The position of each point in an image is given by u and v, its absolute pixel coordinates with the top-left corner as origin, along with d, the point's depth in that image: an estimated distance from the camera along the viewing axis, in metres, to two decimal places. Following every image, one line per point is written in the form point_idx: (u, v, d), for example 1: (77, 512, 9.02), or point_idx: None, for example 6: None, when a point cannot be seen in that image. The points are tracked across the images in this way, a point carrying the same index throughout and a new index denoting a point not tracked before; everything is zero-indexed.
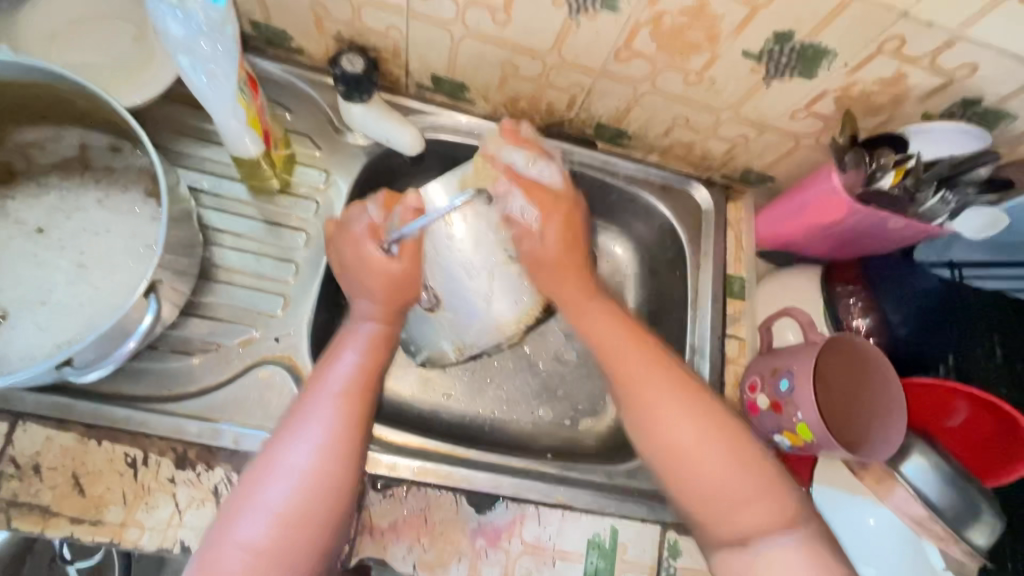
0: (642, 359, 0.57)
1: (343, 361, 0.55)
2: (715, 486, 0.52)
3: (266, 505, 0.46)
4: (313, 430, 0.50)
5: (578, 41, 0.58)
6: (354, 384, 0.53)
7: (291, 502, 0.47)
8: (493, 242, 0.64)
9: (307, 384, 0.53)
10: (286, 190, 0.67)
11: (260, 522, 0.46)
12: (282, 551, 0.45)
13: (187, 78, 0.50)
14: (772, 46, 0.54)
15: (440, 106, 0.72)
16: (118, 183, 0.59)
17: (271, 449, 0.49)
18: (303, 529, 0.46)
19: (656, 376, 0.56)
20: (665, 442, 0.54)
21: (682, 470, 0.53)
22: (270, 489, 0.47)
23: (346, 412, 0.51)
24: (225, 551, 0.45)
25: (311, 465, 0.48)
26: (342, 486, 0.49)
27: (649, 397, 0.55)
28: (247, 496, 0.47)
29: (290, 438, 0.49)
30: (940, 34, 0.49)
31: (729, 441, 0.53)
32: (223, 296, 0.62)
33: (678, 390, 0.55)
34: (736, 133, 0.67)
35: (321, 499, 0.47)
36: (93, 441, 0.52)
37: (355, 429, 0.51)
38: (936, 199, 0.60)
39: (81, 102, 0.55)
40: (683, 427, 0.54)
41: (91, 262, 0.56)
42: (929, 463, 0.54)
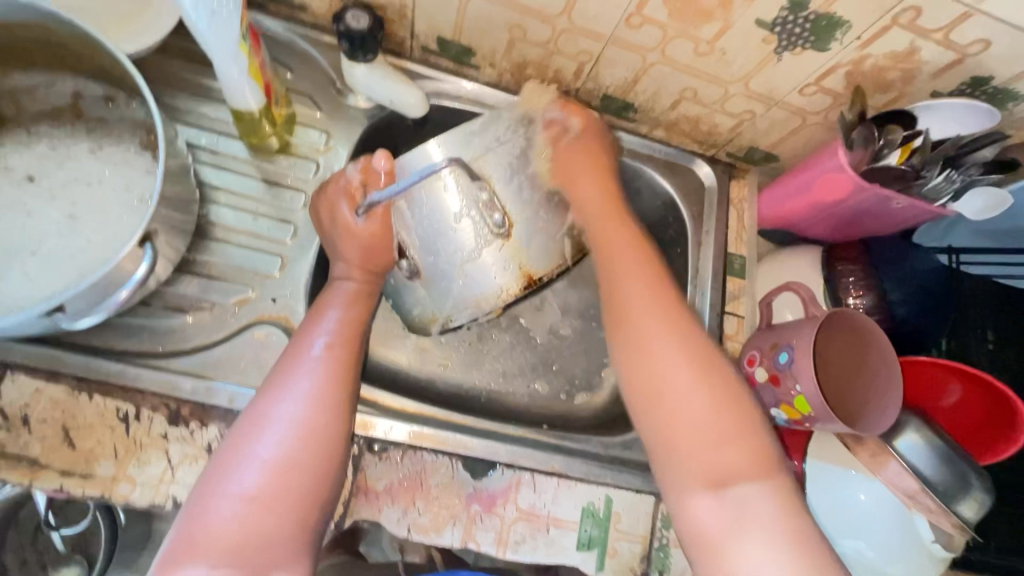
0: (638, 299, 0.57)
1: (328, 319, 0.55)
2: (694, 421, 0.51)
3: (259, 454, 0.46)
4: (301, 384, 0.50)
5: (589, 4, 0.57)
6: (341, 339, 0.54)
7: (283, 452, 0.47)
8: (479, 214, 0.54)
9: (292, 342, 0.53)
10: (285, 150, 0.66)
11: (253, 472, 0.45)
12: (277, 499, 0.45)
13: (189, 23, 0.48)
14: (786, 15, 0.54)
15: (445, 71, 0.71)
16: (112, 134, 0.57)
17: (259, 406, 0.49)
18: (298, 477, 0.46)
19: (651, 319, 0.56)
20: (654, 367, 0.54)
21: (661, 403, 0.52)
22: (260, 441, 0.47)
23: (334, 367, 0.52)
24: (215, 503, 0.44)
25: (300, 417, 0.48)
26: (333, 436, 0.49)
27: (646, 332, 0.55)
28: (235, 450, 0.46)
29: (280, 393, 0.49)
30: (957, 7, 0.49)
31: (713, 379, 0.53)
32: (219, 255, 0.60)
33: (673, 332, 0.55)
34: (743, 108, 0.67)
35: (314, 447, 0.48)
36: (84, 395, 0.51)
37: (343, 383, 0.52)
38: (941, 178, 0.60)
39: (74, 45, 0.53)
40: (674, 374, 0.53)
41: (83, 212, 0.55)
42: (922, 440, 0.55)
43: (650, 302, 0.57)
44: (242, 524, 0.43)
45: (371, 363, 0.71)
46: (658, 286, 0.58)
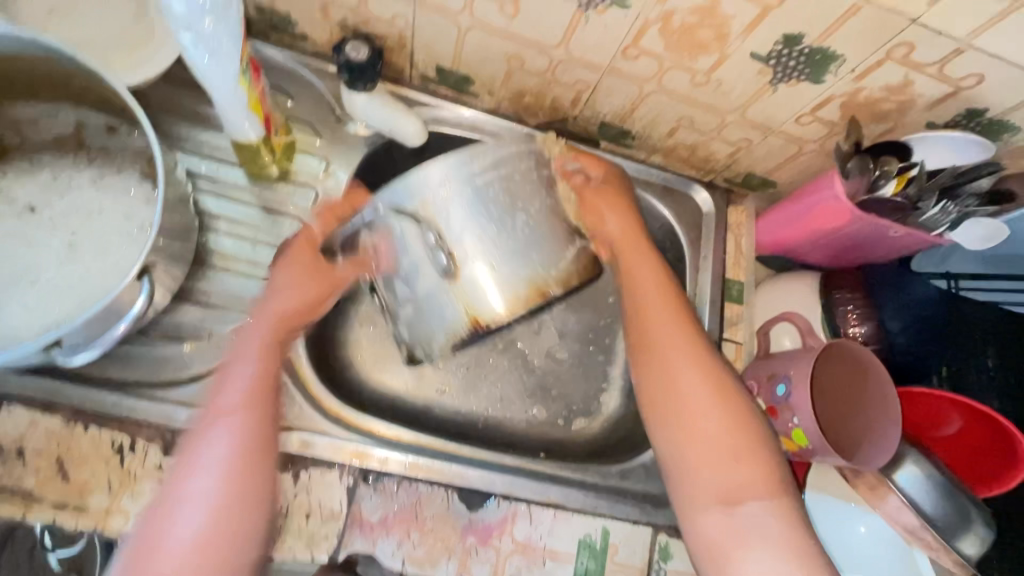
0: (659, 318, 0.59)
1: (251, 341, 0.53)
2: (711, 440, 0.53)
3: (197, 493, 0.46)
4: (214, 441, 0.48)
5: (586, 37, 0.58)
6: (264, 363, 0.52)
7: (207, 514, 0.46)
8: (428, 254, 0.52)
9: (221, 373, 0.52)
10: (285, 177, 0.66)
11: (181, 535, 0.45)
12: (205, 561, 0.45)
13: (186, 58, 0.48)
14: (780, 48, 0.54)
15: (444, 98, 0.71)
16: (113, 164, 0.58)
17: (176, 468, 0.47)
18: (225, 535, 0.46)
19: (672, 333, 0.58)
20: (677, 393, 0.55)
21: (680, 423, 0.54)
22: (182, 507, 0.46)
23: (248, 416, 0.50)
24: (161, 549, 0.44)
25: (217, 478, 0.47)
26: (254, 489, 0.48)
27: (667, 356, 0.57)
28: (173, 493, 0.46)
29: (192, 453, 0.48)
30: (950, 43, 0.49)
31: (732, 402, 0.55)
32: (217, 282, 0.61)
33: (695, 353, 0.57)
34: (740, 136, 0.67)
35: (247, 478, 0.48)
36: (79, 426, 0.51)
37: (258, 430, 0.50)
38: (937, 209, 0.60)
39: (77, 79, 0.54)
40: (690, 385, 0.55)
41: (82, 242, 0.55)
42: (921, 473, 0.54)
43: (671, 318, 0.59)
44: (190, 562, 0.44)
45: (369, 388, 0.71)
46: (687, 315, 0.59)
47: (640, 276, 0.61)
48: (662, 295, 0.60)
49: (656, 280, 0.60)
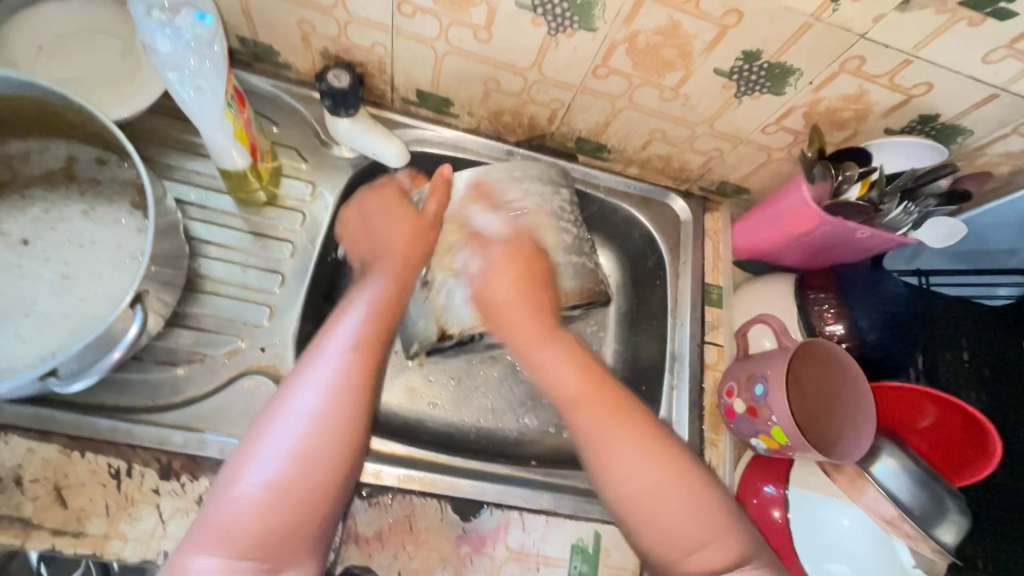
0: (589, 405, 0.55)
1: (349, 317, 0.55)
2: (666, 519, 0.50)
3: (276, 449, 0.47)
4: (322, 377, 0.50)
5: (557, 58, 0.61)
6: (363, 334, 0.54)
7: (302, 446, 0.47)
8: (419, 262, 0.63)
9: (316, 338, 0.54)
10: (272, 202, 0.68)
11: (271, 463, 0.46)
12: (290, 495, 0.45)
13: (173, 93, 0.50)
14: (741, 64, 0.57)
15: (425, 120, 0.74)
16: (103, 195, 0.60)
17: (285, 397, 0.50)
18: (314, 474, 0.46)
19: (613, 423, 0.54)
20: (614, 469, 0.52)
21: (635, 503, 0.51)
22: (278, 433, 0.47)
23: (357, 365, 0.52)
24: (233, 496, 0.45)
25: (321, 412, 0.49)
26: (336, 459, 0.48)
27: (591, 428, 0.54)
28: (254, 444, 0.47)
29: (301, 386, 0.50)
30: (897, 55, 0.52)
31: (684, 476, 0.52)
32: (209, 306, 0.62)
33: (627, 422, 0.54)
34: (711, 146, 0.70)
35: (331, 444, 0.48)
36: (76, 452, 0.52)
37: (365, 378, 0.52)
38: (899, 211, 0.62)
39: (67, 115, 0.56)
40: (644, 471, 0.52)
41: (75, 273, 0.56)
42: (897, 465, 0.56)
43: (599, 403, 0.55)
44: (260, 515, 0.44)
45: None
46: (618, 397, 0.56)
47: (554, 356, 0.58)
48: (588, 379, 0.56)
49: (581, 373, 0.57)
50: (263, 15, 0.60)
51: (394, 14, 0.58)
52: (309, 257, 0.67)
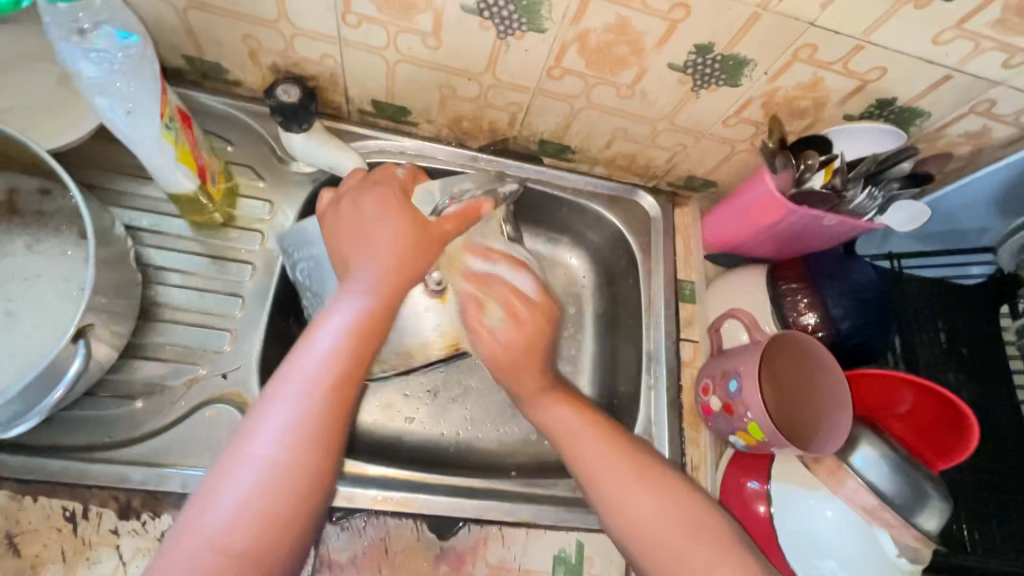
0: (556, 418, 0.60)
1: (322, 342, 0.51)
2: (656, 533, 0.51)
3: (231, 499, 0.44)
4: (282, 418, 0.47)
5: (510, 61, 0.60)
6: (333, 366, 0.50)
7: (261, 494, 0.44)
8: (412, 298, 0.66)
9: (286, 363, 0.50)
10: (228, 223, 0.66)
11: (226, 514, 0.43)
12: (252, 544, 0.43)
13: (107, 122, 0.47)
14: (695, 57, 0.56)
15: (384, 130, 0.72)
16: (48, 227, 0.57)
17: (240, 439, 0.46)
18: (275, 520, 0.44)
19: (579, 435, 0.58)
20: (626, 509, 0.53)
21: (629, 526, 0.52)
22: (236, 480, 0.44)
23: (327, 398, 0.49)
24: (188, 548, 0.42)
25: (281, 454, 0.46)
26: (300, 508, 0.46)
27: (561, 431, 0.59)
28: (209, 493, 0.44)
29: (260, 426, 0.47)
30: (848, 41, 0.51)
31: (648, 476, 0.55)
32: (166, 335, 0.60)
33: (593, 431, 0.58)
34: (674, 142, 0.69)
35: (290, 496, 0.45)
36: (27, 497, 0.50)
37: (332, 419, 0.49)
38: (864, 196, 0.62)
39: (2, 147, 0.54)
40: (620, 481, 0.54)
41: (21, 309, 0.54)
42: (878, 454, 0.56)
43: (565, 413, 0.60)
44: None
45: None
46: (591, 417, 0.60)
47: (547, 407, 0.61)
48: (584, 424, 0.59)
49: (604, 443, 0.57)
50: (205, 32, 0.59)
51: (339, 24, 0.57)
52: (270, 278, 0.65)
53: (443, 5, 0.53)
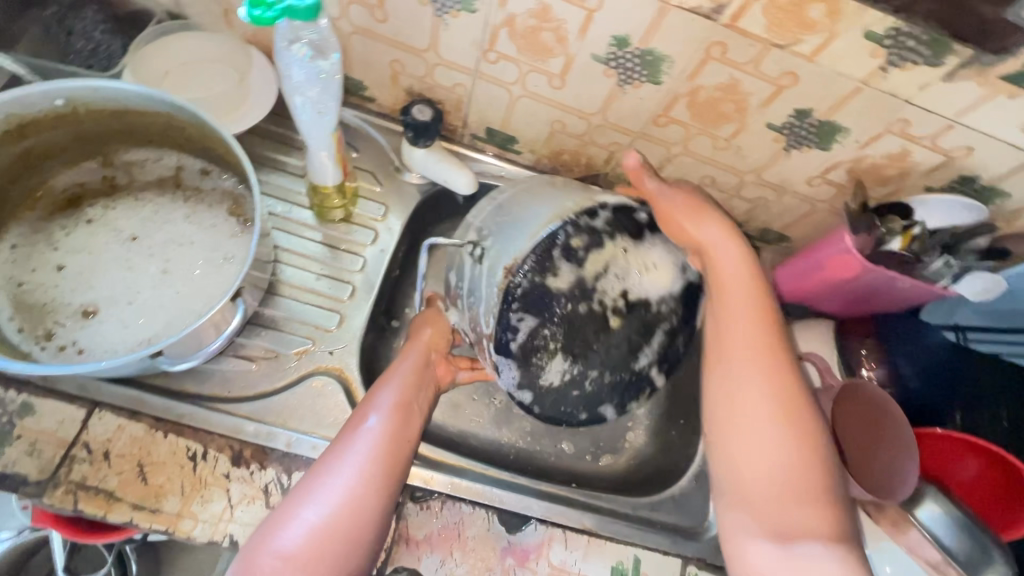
0: (739, 303, 0.62)
1: (385, 394, 0.58)
2: (767, 457, 0.56)
3: (303, 520, 0.50)
4: (352, 456, 0.53)
5: (622, 106, 0.67)
6: (395, 413, 0.57)
7: (329, 522, 0.50)
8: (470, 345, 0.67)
9: (355, 413, 0.57)
10: (347, 218, 0.73)
11: (298, 533, 0.49)
12: (318, 562, 0.49)
13: (294, 114, 0.56)
14: (793, 120, 0.62)
15: (489, 154, 0.80)
16: (203, 202, 0.65)
17: (315, 472, 0.53)
18: (337, 547, 0.50)
19: (741, 337, 0.60)
20: (746, 437, 0.57)
21: (742, 449, 0.57)
22: (308, 505, 0.51)
23: (387, 446, 0.55)
24: (263, 557, 0.48)
25: (348, 487, 0.52)
26: (358, 535, 0.51)
27: (732, 336, 0.61)
28: (287, 511, 0.51)
29: (333, 462, 0.53)
30: (940, 120, 0.57)
31: (792, 417, 0.57)
32: (284, 309, 0.67)
33: (764, 348, 0.60)
34: (757, 195, 0.75)
35: (354, 521, 0.51)
36: (160, 433, 0.56)
37: (392, 462, 0.54)
38: (940, 263, 0.67)
39: (186, 130, 0.62)
40: (757, 410, 0.57)
41: (174, 268, 0.62)
42: (942, 511, 0.58)
43: (750, 317, 0.61)
44: None
45: None
46: (772, 330, 0.61)
47: (738, 291, 0.62)
48: (759, 350, 0.60)
49: (772, 378, 0.58)
50: (360, 55, 0.69)
51: (479, 59, 0.65)
52: (377, 273, 0.72)
53: (577, 52, 0.61)
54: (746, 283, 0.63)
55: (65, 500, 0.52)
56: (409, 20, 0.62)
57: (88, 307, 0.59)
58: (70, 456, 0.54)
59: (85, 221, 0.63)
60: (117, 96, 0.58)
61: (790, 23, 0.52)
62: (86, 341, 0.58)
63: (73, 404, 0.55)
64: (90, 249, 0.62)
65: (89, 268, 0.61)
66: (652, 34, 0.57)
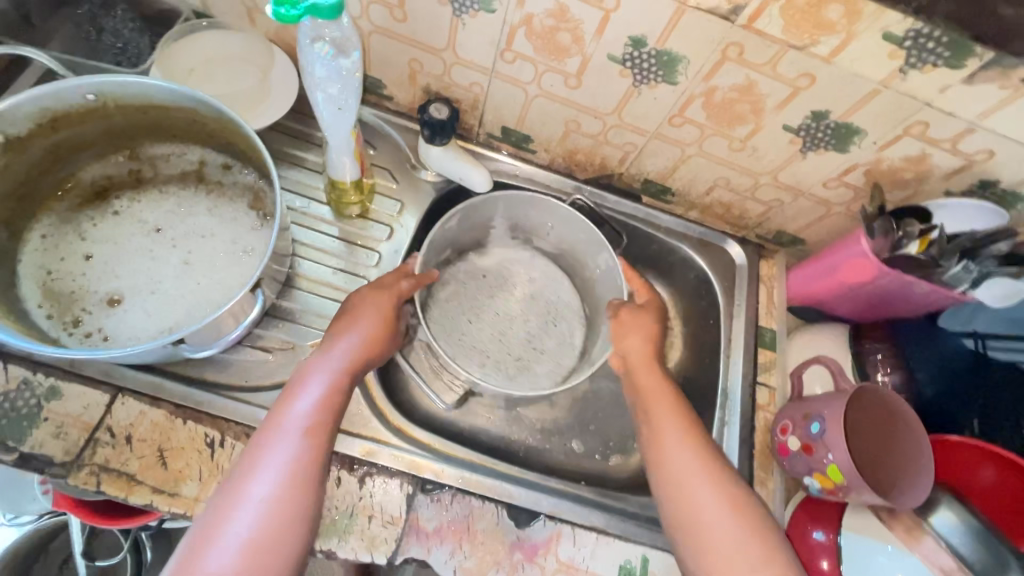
0: (656, 389, 0.63)
1: (305, 395, 0.54)
2: (728, 545, 0.51)
3: (229, 542, 0.46)
4: (273, 464, 0.50)
5: (637, 106, 0.67)
6: (316, 416, 0.53)
7: (262, 530, 0.47)
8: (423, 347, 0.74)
9: (272, 414, 0.53)
10: (364, 214, 0.74)
11: (225, 554, 0.46)
12: None
13: (316, 111, 0.58)
14: (810, 122, 0.62)
15: (505, 154, 0.81)
16: (225, 196, 0.67)
17: (235, 485, 0.49)
18: (274, 556, 0.47)
19: (664, 419, 0.60)
20: (702, 527, 0.53)
21: (699, 540, 0.53)
22: (234, 523, 0.47)
23: (308, 448, 0.51)
24: None
25: (273, 496, 0.49)
26: (291, 546, 0.48)
27: (656, 421, 0.60)
28: (211, 532, 0.47)
29: (253, 472, 0.49)
30: (960, 123, 0.56)
31: (732, 496, 0.54)
32: (301, 301, 0.68)
33: (683, 427, 0.59)
34: (772, 196, 0.75)
35: (285, 530, 0.48)
36: (179, 419, 0.58)
37: (316, 464, 0.51)
38: (958, 267, 0.64)
39: (210, 125, 0.64)
40: (703, 494, 0.54)
41: (196, 260, 0.63)
42: (957, 518, 0.59)
43: (664, 401, 0.61)
44: None
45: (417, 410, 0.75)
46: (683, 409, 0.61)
47: (647, 378, 0.64)
48: (684, 435, 0.58)
49: (703, 459, 0.56)
50: (381, 55, 0.70)
51: (496, 59, 0.66)
52: (392, 269, 0.73)
53: (593, 52, 0.61)
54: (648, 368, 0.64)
55: (89, 481, 0.54)
56: (428, 20, 0.63)
57: (113, 296, 0.61)
58: (93, 439, 0.55)
59: (113, 212, 0.65)
60: (146, 92, 0.59)
61: (807, 24, 0.52)
62: (112, 328, 0.59)
63: (98, 389, 0.57)
64: (115, 240, 0.64)
65: (115, 258, 0.63)
66: (668, 35, 0.57)
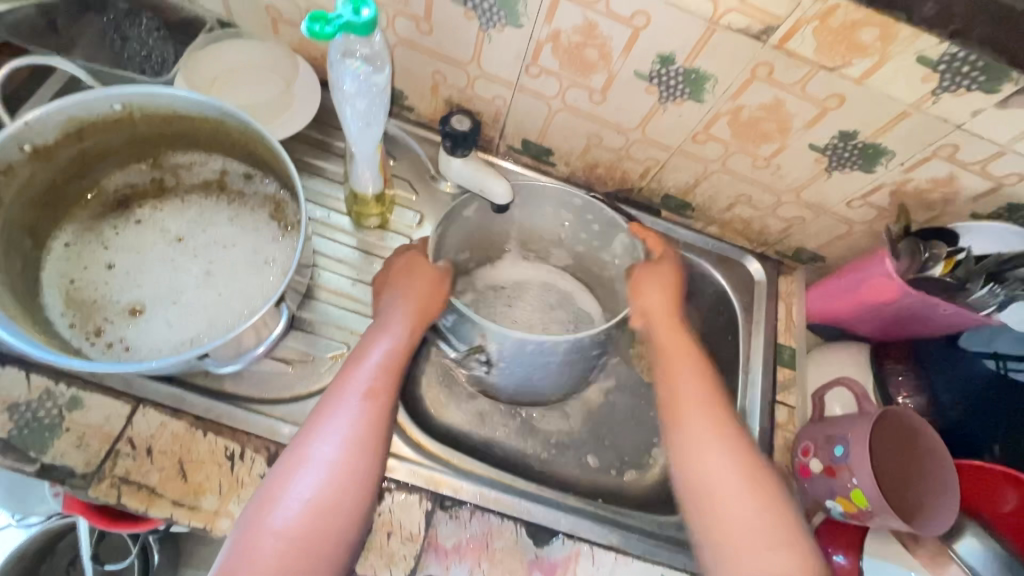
0: (680, 350, 0.64)
1: (369, 361, 0.58)
2: (741, 510, 0.54)
3: (296, 497, 0.50)
4: (337, 426, 0.53)
5: (662, 122, 0.67)
6: (377, 380, 0.57)
7: (325, 491, 0.51)
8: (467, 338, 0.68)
9: (337, 380, 0.57)
10: (383, 225, 0.74)
11: (292, 512, 0.49)
12: (316, 537, 0.49)
13: (343, 124, 0.58)
14: (837, 141, 0.61)
15: (525, 166, 0.81)
16: (246, 205, 0.67)
17: (300, 447, 0.53)
18: (336, 516, 0.50)
19: (683, 385, 0.61)
20: (715, 492, 0.55)
21: (712, 502, 0.55)
22: (300, 481, 0.51)
23: (370, 413, 0.55)
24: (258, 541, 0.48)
25: (337, 459, 0.52)
26: (351, 506, 0.51)
27: (675, 386, 0.61)
28: (278, 487, 0.51)
29: (317, 434, 0.53)
30: (990, 146, 0.56)
31: (747, 463, 0.56)
32: (320, 313, 0.68)
33: (705, 392, 0.61)
34: (794, 214, 0.74)
35: (345, 492, 0.51)
36: (199, 431, 0.57)
37: (379, 427, 0.55)
38: (984, 290, 0.64)
39: (233, 135, 0.64)
40: (715, 461, 0.56)
41: (217, 270, 0.63)
42: (983, 546, 0.58)
43: (689, 360, 0.63)
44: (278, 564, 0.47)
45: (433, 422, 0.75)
46: (706, 373, 0.62)
47: (667, 337, 0.65)
48: (704, 397, 0.60)
49: (717, 425, 0.58)
50: (404, 66, 0.70)
51: (521, 73, 0.66)
52: None
53: (620, 68, 0.61)
54: (670, 325, 0.66)
55: (109, 494, 0.54)
56: (454, 33, 0.63)
57: (135, 306, 0.61)
58: (114, 450, 0.55)
59: (135, 221, 0.65)
60: (172, 102, 0.59)
61: (840, 46, 0.51)
62: (133, 339, 0.59)
63: (119, 401, 0.57)
64: (138, 249, 0.64)
65: (137, 267, 0.63)
66: (696, 53, 0.57)
